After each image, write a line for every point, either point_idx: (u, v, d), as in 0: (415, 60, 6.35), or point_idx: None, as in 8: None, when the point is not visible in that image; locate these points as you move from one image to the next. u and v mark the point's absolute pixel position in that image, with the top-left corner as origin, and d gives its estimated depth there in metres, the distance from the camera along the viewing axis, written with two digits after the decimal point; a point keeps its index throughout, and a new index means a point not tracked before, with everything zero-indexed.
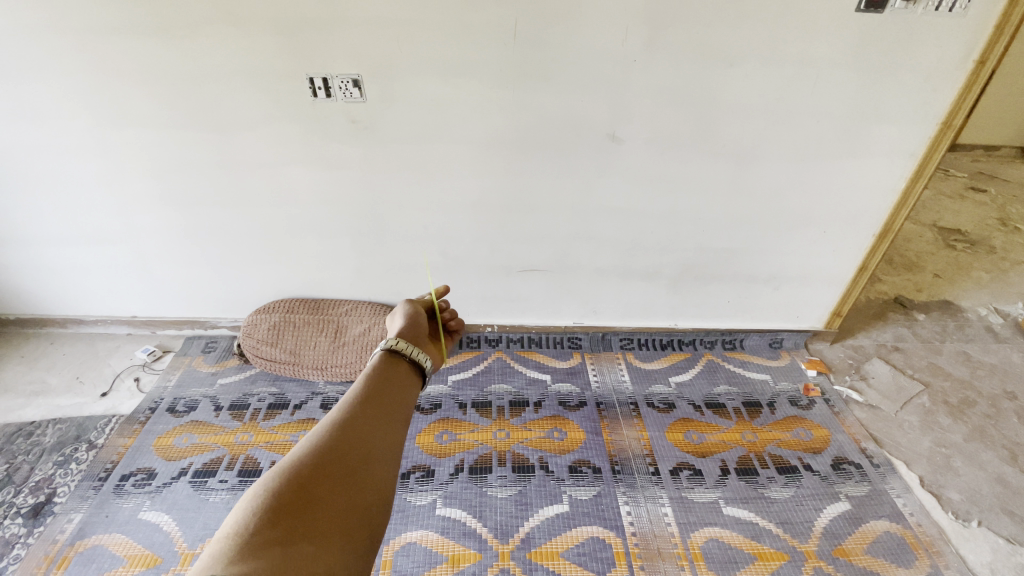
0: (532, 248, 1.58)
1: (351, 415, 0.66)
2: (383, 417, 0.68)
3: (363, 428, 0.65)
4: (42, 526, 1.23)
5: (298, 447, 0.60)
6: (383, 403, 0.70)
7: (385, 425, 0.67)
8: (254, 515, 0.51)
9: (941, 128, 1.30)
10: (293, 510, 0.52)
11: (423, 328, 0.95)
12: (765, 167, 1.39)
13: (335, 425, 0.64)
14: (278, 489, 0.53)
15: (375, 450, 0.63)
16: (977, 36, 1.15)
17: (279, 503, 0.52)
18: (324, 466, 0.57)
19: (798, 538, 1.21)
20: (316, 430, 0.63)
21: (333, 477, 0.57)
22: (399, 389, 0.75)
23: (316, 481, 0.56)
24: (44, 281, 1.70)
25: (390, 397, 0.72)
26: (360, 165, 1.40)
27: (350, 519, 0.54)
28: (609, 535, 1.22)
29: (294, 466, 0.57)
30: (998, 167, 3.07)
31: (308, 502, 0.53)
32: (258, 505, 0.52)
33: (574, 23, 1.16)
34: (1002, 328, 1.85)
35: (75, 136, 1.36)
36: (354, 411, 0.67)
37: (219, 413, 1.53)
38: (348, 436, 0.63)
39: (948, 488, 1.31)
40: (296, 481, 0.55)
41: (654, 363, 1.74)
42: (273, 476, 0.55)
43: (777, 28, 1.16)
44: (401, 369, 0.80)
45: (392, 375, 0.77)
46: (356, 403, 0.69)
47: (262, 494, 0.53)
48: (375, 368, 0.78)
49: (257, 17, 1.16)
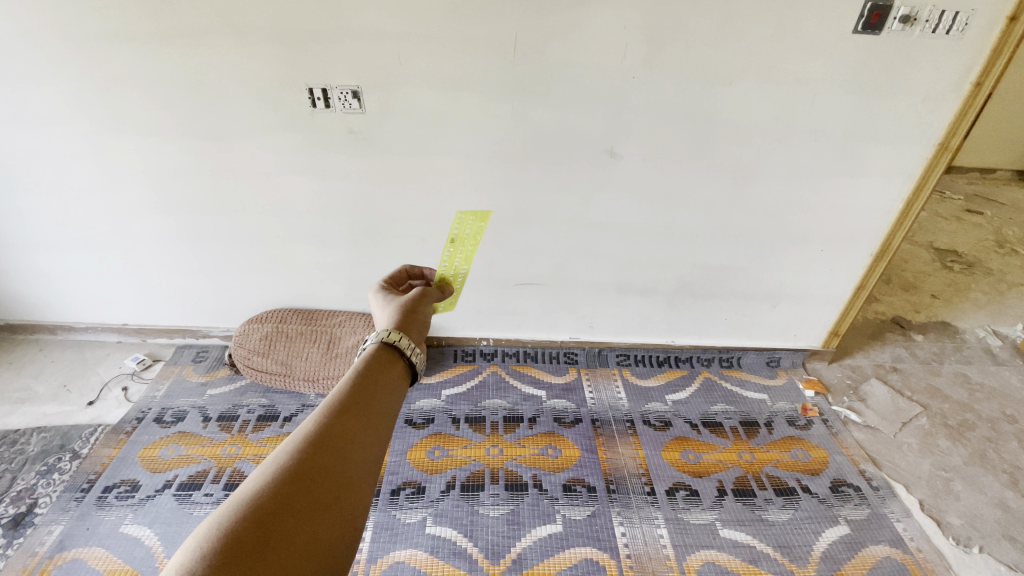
0: (529, 262, 1.57)
1: (324, 431, 0.61)
2: (359, 434, 0.64)
3: (336, 447, 0.60)
4: (21, 538, 1.19)
5: (262, 471, 0.55)
6: (362, 415, 0.66)
7: (361, 444, 0.63)
8: (206, 557, 0.45)
9: (937, 149, 1.30)
10: (251, 549, 0.47)
11: (424, 322, 0.93)
12: (762, 185, 1.39)
13: (306, 444, 0.59)
14: (236, 526, 0.48)
15: (348, 472, 0.59)
16: (973, 59, 1.16)
17: (236, 539, 0.47)
18: (290, 496, 0.53)
19: (797, 562, 1.18)
20: (282, 450, 0.59)
21: (299, 509, 0.52)
22: (383, 397, 0.72)
23: (281, 514, 0.51)
24: (35, 287, 1.68)
25: (371, 406, 0.68)
26: (358, 175, 1.40)
27: (317, 556, 0.50)
28: (603, 557, 1.18)
29: (256, 496, 0.52)
30: (995, 190, 3.09)
31: (270, 539, 0.48)
32: (211, 544, 0.46)
33: (572, 39, 1.17)
34: (1001, 351, 1.84)
35: (72, 142, 1.35)
36: (328, 426, 0.62)
37: (207, 424, 1.50)
38: (320, 458, 0.58)
39: (948, 512, 1.29)
40: (257, 515, 0.50)
41: (651, 380, 1.72)
42: (230, 507, 0.50)
43: (774, 48, 1.17)
44: (396, 368, 0.78)
45: (383, 374, 0.75)
46: (331, 415, 0.64)
47: (215, 532, 0.47)
48: (367, 365, 0.75)
49: (259, 26, 1.16)
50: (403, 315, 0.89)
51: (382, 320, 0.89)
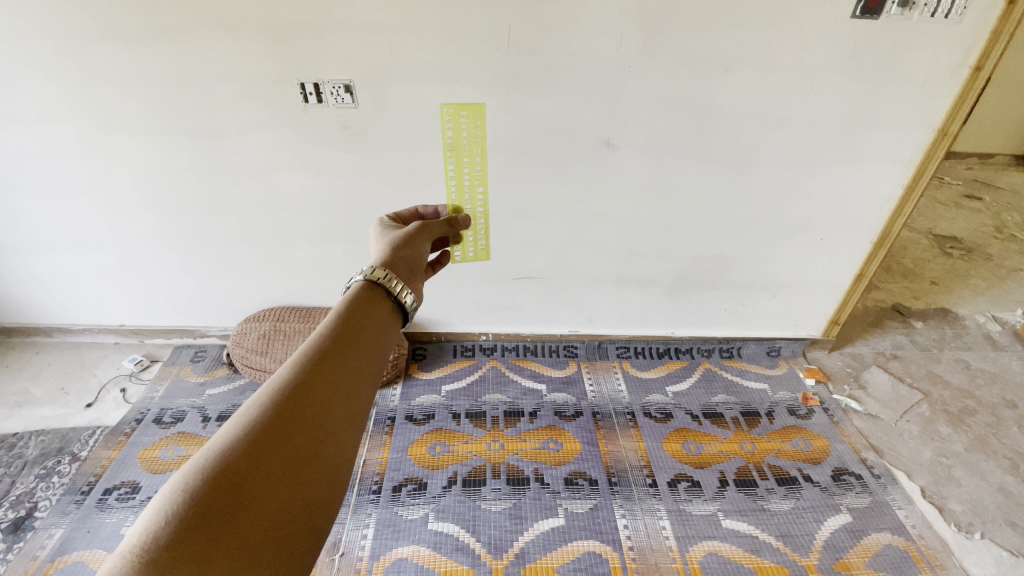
0: (527, 255, 1.56)
1: (301, 380, 0.58)
2: (342, 381, 0.61)
3: (316, 398, 0.57)
4: (21, 542, 1.19)
5: (233, 424, 0.52)
6: (347, 362, 0.63)
7: (343, 393, 0.60)
8: (168, 524, 0.43)
9: (937, 134, 1.29)
10: (217, 516, 0.45)
11: (421, 259, 0.87)
12: (762, 174, 1.38)
13: (282, 395, 0.56)
14: (202, 487, 0.46)
15: (328, 426, 0.56)
16: (973, 42, 1.14)
17: (201, 504, 0.45)
18: (261, 454, 0.50)
19: (799, 551, 1.18)
20: (255, 400, 0.55)
21: (272, 471, 0.50)
22: (371, 340, 0.68)
23: (253, 474, 0.48)
24: (30, 289, 1.66)
25: (355, 351, 0.64)
26: (353, 171, 1.38)
27: (289, 520, 0.48)
28: (606, 549, 1.18)
29: (224, 453, 0.49)
30: (993, 175, 3.08)
31: (238, 502, 0.46)
32: (176, 506, 0.44)
33: (568, 29, 1.15)
34: (1001, 336, 1.84)
35: (62, 142, 1.33)
36: (306, 375, 0.59)
37: (207, 424, 1.49)
38: (298, 410, 0.55)
39: (950, 499, 1.29)
40: (226, 475, 0.47)
41: (651, 372, 1.72)
42: (196, 466, 0.47)
43: (772, 34, 1.15)
44: (382, 307, 0.73)
45: (370, 314, 0.70)
46: (311, 362, 0.60)
47: (180, 493, 0.45)
48: (352, 306, 0.70)
49: (248, 22, 1.14)
50: (396, 250, 0.82)
51: (375, 254, 0.84)
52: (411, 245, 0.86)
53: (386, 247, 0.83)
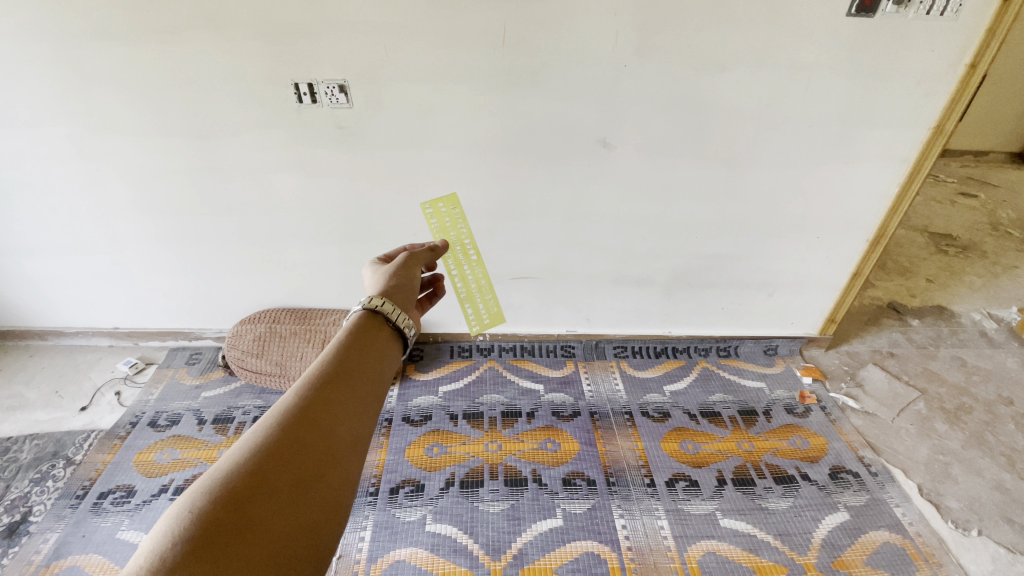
0: (524, 255, 1.56)
1: (305, 405, 0.58)
2: (344, 407, 0.61)
3: (320, 422, 0.57)
4: (16, 547, 1.18)
5: (239, 447, 0.52)
6: (349, 387, 0.63)
7: (346, 418, 0.60)
8: (174, 546, 0.42)
9: (933, 132, 1.29)
10: (223, 539, 0.44)
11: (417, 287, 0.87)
12: (758, 173, 1.38)
13: (286, 419, 0.56)
14: (207, 511, 0.45)
15: (332, 449, 0.56)
16: (968, 41, 1.15)
17: (207, 527, 0.44)
18: (266, 478, 0.50)
19: (796, 550, 1.18)
20: (261, 425, 0.55)
21: (277, 492, 0.49)
22: (371, 367, 0.68)
23: (258, 497, 0.48)
24: (23, 292, 1.65)
25: (356, 377, 0.65)
26: (348, 172, 1.38)
27: (294, 542, 0.48)
28: (604, 550, 1.18)
29: (230, 477, 0.49)
30: (988, 172, 3.09)
31: (244, 525, 0.46)
32: (180, 532, 0.44)
33: (562, 28, 1.14)
34: (997, 333, 1.85)
35: (55, 143, 1.32)
36: (310, 399, 0.59)
37: (203, 427, 1.48)
38: (302, 434, 0.55)
39: (947, 496, 1.29)
40: (231, 499, 0.47)
41: (649, 371, 1.71)
42: (202, 490, 0.47)
43: (767, 34, 1.15)
44: (381, 334, 0.73)
45: (369, 342, 0.70)
46: (314, 387, 0.60)
47: (185, 519, 0.45)
48: (352, 334, 0.70)
49: (241, 21, 1.13)
50: (392, 278, 0.83)
51: (370, 284, 0.84)
52: (407, 272, 0.86)
53: (382, 275, 0.84)
